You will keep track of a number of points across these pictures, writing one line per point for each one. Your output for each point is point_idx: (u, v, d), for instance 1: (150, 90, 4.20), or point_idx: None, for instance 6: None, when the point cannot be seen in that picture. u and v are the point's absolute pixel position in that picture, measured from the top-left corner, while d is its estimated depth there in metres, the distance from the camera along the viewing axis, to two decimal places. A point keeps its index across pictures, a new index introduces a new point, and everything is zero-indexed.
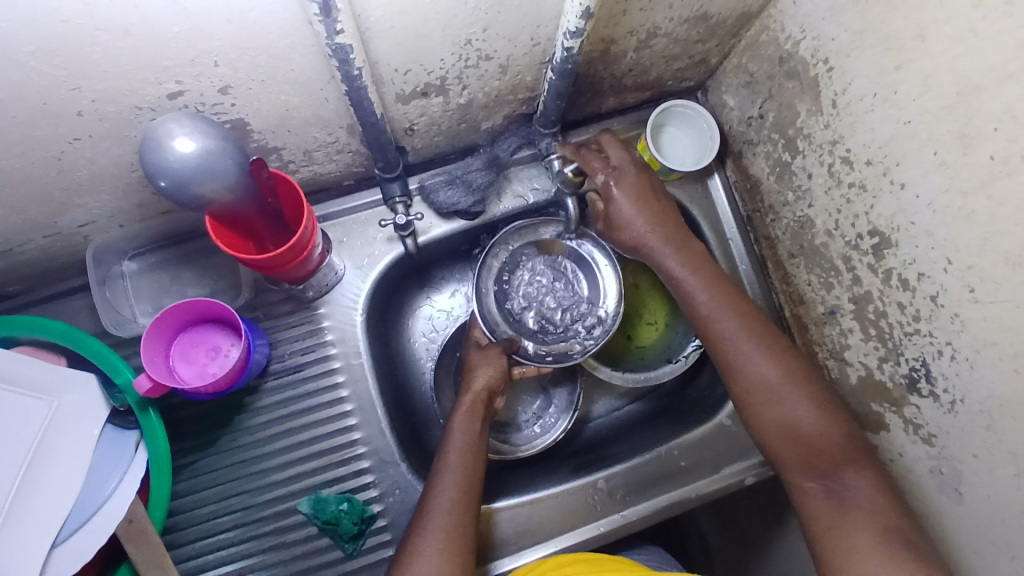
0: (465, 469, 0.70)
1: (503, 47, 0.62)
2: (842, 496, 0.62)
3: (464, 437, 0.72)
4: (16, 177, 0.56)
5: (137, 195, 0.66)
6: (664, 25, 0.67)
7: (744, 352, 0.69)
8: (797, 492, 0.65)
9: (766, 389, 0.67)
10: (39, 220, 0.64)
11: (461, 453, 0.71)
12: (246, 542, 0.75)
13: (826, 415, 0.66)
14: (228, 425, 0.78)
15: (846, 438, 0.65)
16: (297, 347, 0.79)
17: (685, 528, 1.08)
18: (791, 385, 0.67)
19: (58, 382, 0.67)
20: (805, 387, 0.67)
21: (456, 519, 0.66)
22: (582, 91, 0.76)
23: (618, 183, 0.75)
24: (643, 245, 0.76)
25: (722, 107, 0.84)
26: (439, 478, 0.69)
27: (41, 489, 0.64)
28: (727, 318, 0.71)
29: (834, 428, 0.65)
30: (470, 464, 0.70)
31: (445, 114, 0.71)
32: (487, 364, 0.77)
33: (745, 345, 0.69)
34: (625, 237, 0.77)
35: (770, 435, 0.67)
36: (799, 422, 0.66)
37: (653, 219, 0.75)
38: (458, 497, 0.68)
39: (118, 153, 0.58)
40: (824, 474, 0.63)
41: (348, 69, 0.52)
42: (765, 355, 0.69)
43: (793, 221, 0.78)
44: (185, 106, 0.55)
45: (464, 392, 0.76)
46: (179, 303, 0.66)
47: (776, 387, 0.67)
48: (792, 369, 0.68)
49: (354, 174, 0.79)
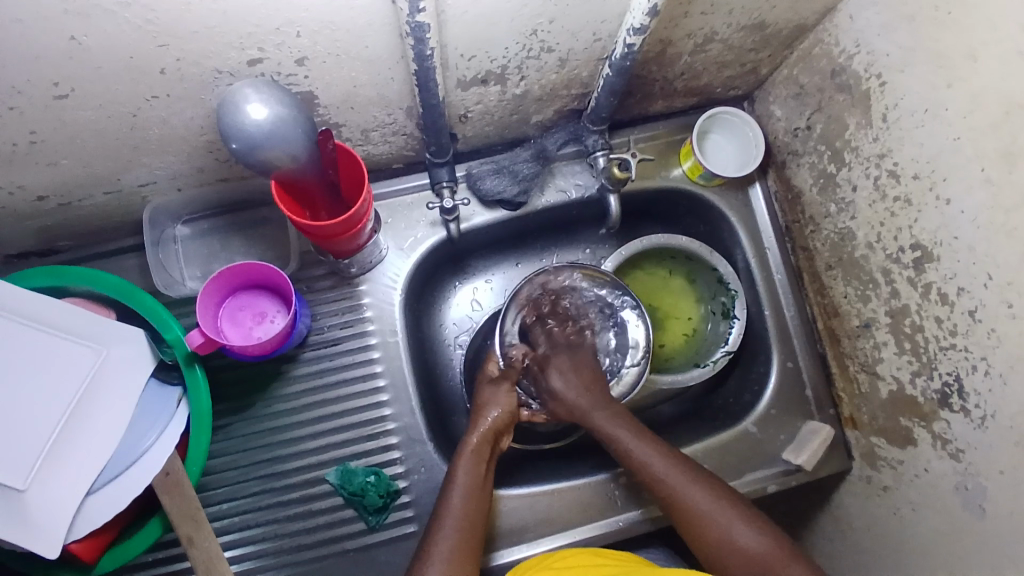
0: (468, 511, 0.67)
1: (566, 40, 0.64)
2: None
3: (468, 477, 0.69)
4: (91, 129, 0.59)
5: (200, 159, 0.69)
6: (720, 31, 0.69)
7: (684, 490, 0.69)
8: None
9: (705, 517, 0.68)
10: (103, 175, 0.67)
11: (468, 492, 0.68)
12: (271, 507, 0.77)
13: (762, 533, 0.66)
14: (264, 391, 0.79)
15: (789, 548, 0.65)
16: (336, 321, 0.81)
17: None
18: (726, 505, 0.68)
19: (100, 335, 0.68)
20: (739, 507, 0.68)
21: (465, 554, 0.64)
22: (633, 92, 0.78)
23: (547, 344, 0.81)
24: (575, 403, 0.76)
25: (768, 117, 0.85)
26: (445, 520, 0.66)
27: (72, 445, 0.65)
28: (662, 465, 0.71)
29: (775, 542, 0.66)
30: (473, 508, 0.67)
31: (499, 104, 0.73)
32: (498, 404, 0.76)
33: (682, 484, 0.70)
34: (562, 399, 0.77)
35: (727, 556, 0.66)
36: (747, 547, 0.65)
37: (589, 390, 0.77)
38: (461, 536, 0.65)
39: (190, 115, 0.61)
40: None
41: (422, 48, 0.54)
42: (700, 485, 0.70)
43: (834, 233, 0.79)
44: (261, 74, 0.57)
45: (470, 436, 0.73)
46: (233, 265, 0.69)
47: (714, 507, 0.68)
48: (722, 492, 0.69)
49: (404, 157, 0.81)
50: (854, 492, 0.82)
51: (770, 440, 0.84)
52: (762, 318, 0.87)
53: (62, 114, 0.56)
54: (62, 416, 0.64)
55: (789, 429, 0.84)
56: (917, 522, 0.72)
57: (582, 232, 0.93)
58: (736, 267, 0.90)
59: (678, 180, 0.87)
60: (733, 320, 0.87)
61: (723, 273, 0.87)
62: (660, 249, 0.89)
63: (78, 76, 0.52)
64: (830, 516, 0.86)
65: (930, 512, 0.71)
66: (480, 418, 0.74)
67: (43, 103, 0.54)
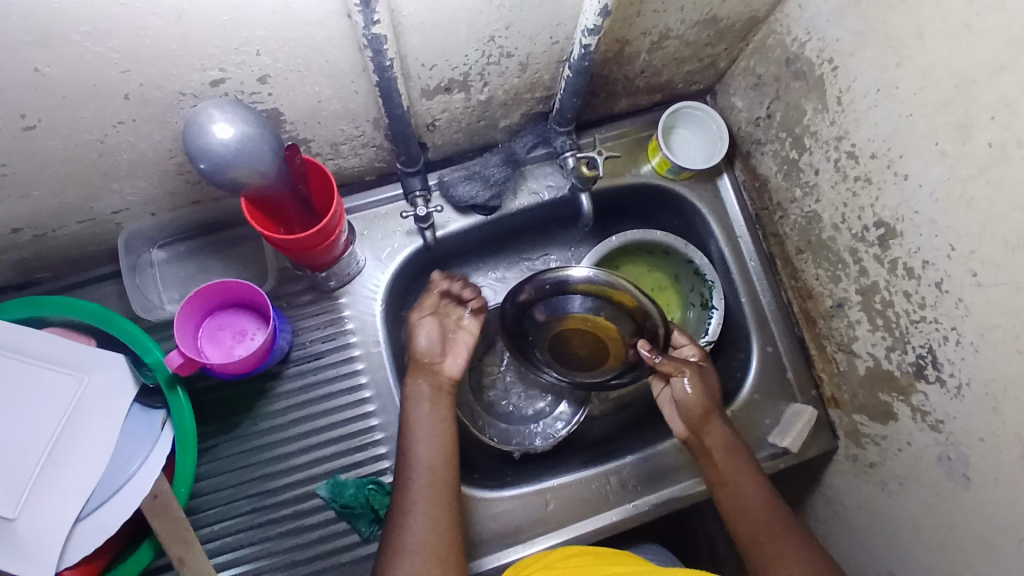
0: (425, 463, 0.69)
1: (524, 44, 0.65)
2: (774, 543, 0.67)
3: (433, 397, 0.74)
4: (60, 158, 0.59)
5: (172, 182, 0.70)
6: (675, 27, 0.71)
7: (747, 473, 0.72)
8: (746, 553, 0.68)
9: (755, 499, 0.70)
10: (76, 204, 0.67)
11: (423, 447, 0.70)
12: (265, 525, 0.77)
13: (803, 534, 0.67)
14: (251, 410, 0.80)
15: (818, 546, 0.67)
16: (319, 335, 0.81)
17: (694, 539, 1.00)
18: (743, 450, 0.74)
19: (80, 362, 0.68)
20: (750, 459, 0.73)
21: (438, 495, 0.68)
22: (596, 91, 0.79)
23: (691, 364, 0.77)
24: (712, 397, 0.75)
25: (730, 109, 0.87)
26: (411, 477, 0.68)
27: (58, 475, 0.65)
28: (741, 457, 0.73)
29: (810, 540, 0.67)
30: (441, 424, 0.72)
31: (465, 110, 0.74)
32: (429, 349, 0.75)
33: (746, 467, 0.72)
34: (699, 396, 0.74)
35: (722, 497, 0.71)
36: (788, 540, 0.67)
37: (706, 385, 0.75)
38: (428, 488, 0.68)
39: (158, 138, 0.62)
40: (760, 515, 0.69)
41: (381, 59, 0.56)
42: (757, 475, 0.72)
43: (801, 217, 0.81)
44: (225, 94, 0.58)
45: (416, 386, 0.74)
46: (211, 283, 0.69)
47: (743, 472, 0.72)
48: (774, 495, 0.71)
49: (377, 169, 0.82)
50: (842, 472, 0.83)
51: (756, 426, 0.85)
52: (740, 306, 0.89)
53: (31, 144, 0.56)
54: (47, 446, 0.64)
55: (774, 414, 0.85)
56: (905, 496, 0.74)
57: (558, 233, 0.94)
58: (711, 258, 0.92)
59: (648, 175, 0.88)
60: (712, 310, 0.88)
61: (699, 265, 0.88)
62: (634, 244, 0.91)
63: (45, 106, 0.53)
64: (821, 498, 0.87)
65: (916, 484, 0.72)
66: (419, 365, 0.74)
67: (12, 135, 0.54)
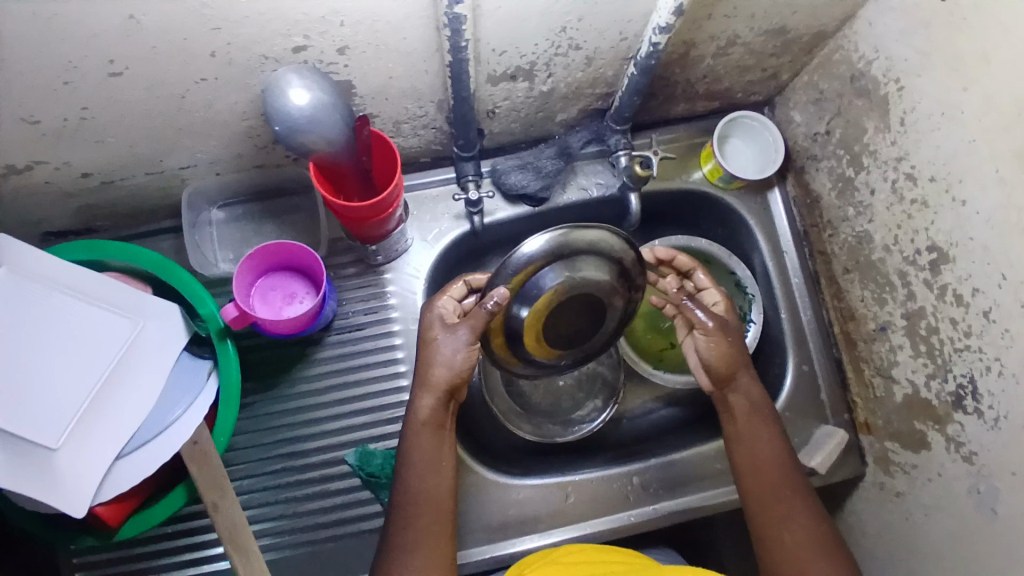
0: (418, 494, 0.66)
1: (593, 39, 0.66)
2: (780, 506, 0.67)
3: (423, 422, 0.67)
4: (140, 108, 0.62)
5: (240, 145, 0.72)
6: (742, 34, 0.72)
7: (765, 441, 0.71)
8: (748, 506, 0.69)
9: (770, 469, 0.69)
10: (148, 156, 0.71)
11: (417, 476, 0.66)
12: (292, 485, 0.79)
13: (816, 520, 0.67)
14: (288, 373, 0.82)
15: (831, 535, 0.66)
16: (360, 307, 0.83)
17: (706, 552, 0.99)
18: (765, 422, 0.72)
19: (137, 309, 0.70)
20: (776, 432, 0.72)
21: (428, 530, 0.65)
22: (656, 94, 0.80)
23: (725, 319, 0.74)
24: (740, 355, 0.73)
25: (788, 123, 0.87)
26: (403, 508, 0.66)
27: (102, 413, 0.67)
28: (762, 428, 0.71)
29: (825, 530, 0.66)
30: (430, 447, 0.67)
31: (526, 100, 0.75)
32: (448, 365, 0.66)
33: (765, 436, 0.71)
34: (723, 350, 0.72)
35: (739, 454, 0.72)
36: (796, 523, 0.66)
37: (734, 342, 0.73)
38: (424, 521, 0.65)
39: (234, 99, 0.64)
40: (774, 487, 0.68)
41: (457, 40, 0.57)
42: (779, 444, 0.71)
43: (852, 236, 0.81)
44: (305, 62, 0.60)
45: (415, 406, 0.68)
46: (272, 243, 0.72)
47: (758, 443, 0.71)
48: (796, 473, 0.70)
49: (433, 151, 0.84)
50: (867, 498, 0.83)
51: None
52: (779, 321, 0.88)
53: (117, 91, 0.59)
54: (97, 385, 0.66)
55: (803, 433, 0.84)
56: (930, 528, 0.73)
57: None
58: (754, 271, 0.91)
59: (698, 182, 0.88)
60: (749, 323, 0.88)
61: (740, 277, 0.89)
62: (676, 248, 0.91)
63: (133, 55, 0.55)
64: (842, 524, 0.86)
65: (941, 515, 0.71)
66: (429, 384, 0.67)
67: (98, 80, 0.57)
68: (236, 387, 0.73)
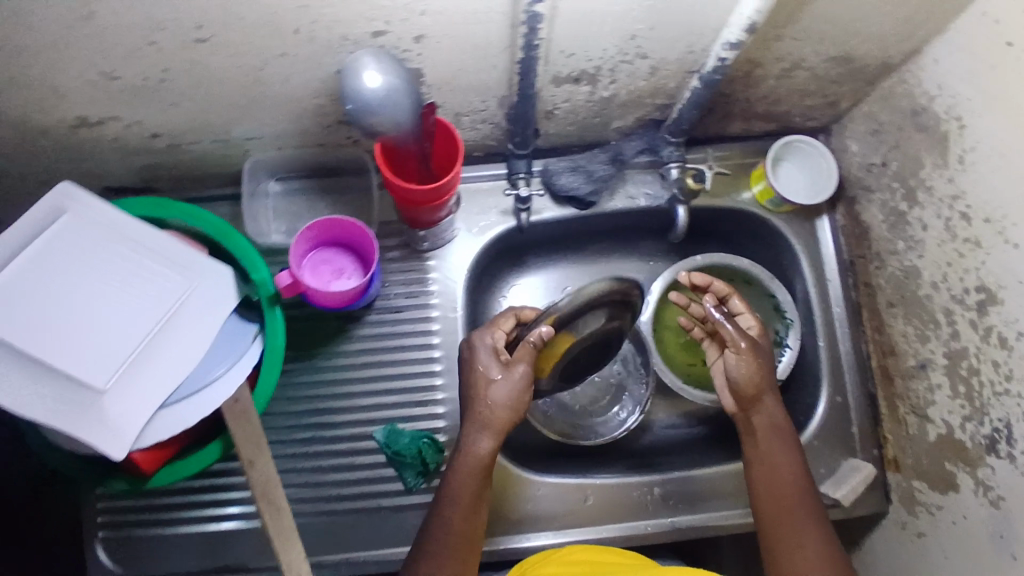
0: (454, 530, 0.67)
1: (661, 49, 0.67)
2: (792, 525, 0.68)
3: (472, 461, 0.69)
4: (219, 77, 0.65)
5: (306, 121, 0.75)
6: (808, 58, 0.72)
7: (782, 457, 0.71)
8: (760, 525, 0.70)
9: (782, 485, 0.70)
10: (219, 124, 0.74)
11: (457, 514, 0.68)
12: (320, 456, 0.81)
13: (826, 542, 0.66)
14: (327, 347, 0.84)
15: (840, 560, 0.65)
16: (403, 291, 0.86)
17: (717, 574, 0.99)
18: (783, 440, 0.72)
19: (193, 267, 0.73)
20: (794, 452, 0.72)
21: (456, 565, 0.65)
22: (714, 109, 0.81)
23: (761, 344, 0.75)
24: (767, 375, 0.74)
25: (844, 151, 0.87)
26: (437, 540, 0.67)
27: (149, 362, 0.69)
28: (782, 445, 0.72)
29: (834, 554, 0.65)
30: (473, 488, 0.69)
31: (586, 104, 0.77)
32: (508, 406, 0.69)
33: (781, 453, 0.71)
34: (754, 371, 0.74)
35: (756, 476, 0.72)
36: (804, 544, 0.66)
37: (770, 368, 0.75)
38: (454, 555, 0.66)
39: (309, 76, 0.67)
40: (787, 506, 0.69)
41: (533, 37, 0.59)
42: (795, 461, 0.71)
43: (899, 270, 0.80)
44: (383, 46, 0.63)
45: (472, 446, 0.70)
46: (327, 218, 0.74)
47: (775, 458, 0.71)
48: (808, 493, 0.70)
49: (489, 146, 0.86)
50: (889, 536, 0.82)
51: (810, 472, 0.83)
52: (815, 349, 0.88)
53: (202, 58, 0.62)
54: (149, 334, 0.68)
55: (829, 463, 0.84)
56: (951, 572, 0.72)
57: (642, 242, 0.96)
58: (794, 296, 0.91)
59: (748, 202, 0.88)
60: (784, 348, 0.88)
61: (781, 301, 0.88)
62: (717, 266, 0.91)
63: (222, 24, 0.58)
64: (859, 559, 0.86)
65: (963, 559, 0.71)
66: (488, 425, 0.69)
67: (185, 45, 0.60)
68: (280, 351, 0.76)
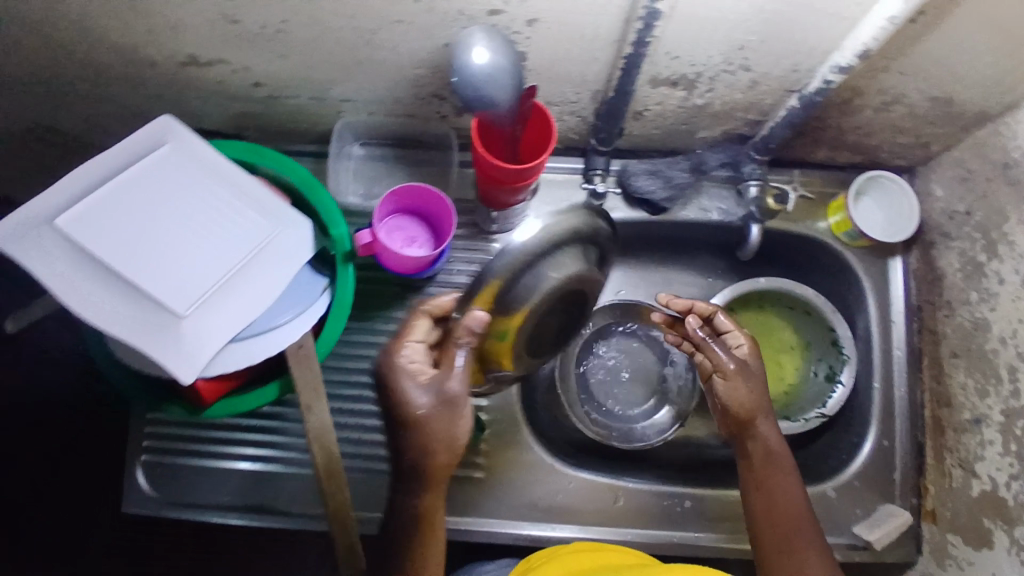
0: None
1: (766, 64, 0.68)
2: (792, 552, 0.66)
3: (418, 510, 0.64)
4: (331, 36, 0.67)
5: (402, 90, 0.77)
6: (909, 95, 0.71)
7: (782, 482, 0.70)
8: (758, 554, 0.68)
9: (781, 511, 0.68)
10: (320, 81, 0.76)
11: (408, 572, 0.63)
12: (364, 415, 0.84)
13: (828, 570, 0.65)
14: (384, 311, 0.86)
15: None
16: (465, 268, 0.87)
17: None
18: (784, 466, 0.71)
19: (277, 213, 0.75)
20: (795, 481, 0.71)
21: None
22: (804, 133, 0.81)
23: (749, 366, 0.75)
24: (763, 400, 0.74)
25: (927, 194, 0.86)
26: None
27: (227, 298, 0.71)
28: (781, 471, 0.71)
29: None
30: (424, 541, 0.63)
31: (677, 110, 0.77)
32: (448, 444, 0.63)
33: (783, 477, 0.71)
34: (744, 394, 0.74)
35: (754, 503, 0.70)
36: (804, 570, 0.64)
37: (761, 391, 0.74)
38: None
39: (416, 46, 0.68)
40: (787, 532, 0.67)
41: (647, 34, 0.60)
42: (794, 490, 0.70)
43: (968, 321, 0.79)
44: (496, 26, 0.64)
45: (414, 497, 0.64)
46: (413, 185, 0.77)
47: (773, 483, 0.70)
48: (809, 522, 0.68)
49: (570, 139, 0.87)
50: None
51: (845, 511, 0.82)
52: (869, 389, 0.86)
53: (320, 15, 0.64)
54: (230, 270, 0.71)
55: (865, 505, 0.83)
56: None
57: (705, 256, 0.96)
58: (853, 332, 0.90)
59: (822, 232, 0.88)
60: (837, 384, 0.87)
61: (840, 336, 0.87)
62: (778, 291, 0.90)
63: None
64: None
65: None
66: (428, 476, 0.63)
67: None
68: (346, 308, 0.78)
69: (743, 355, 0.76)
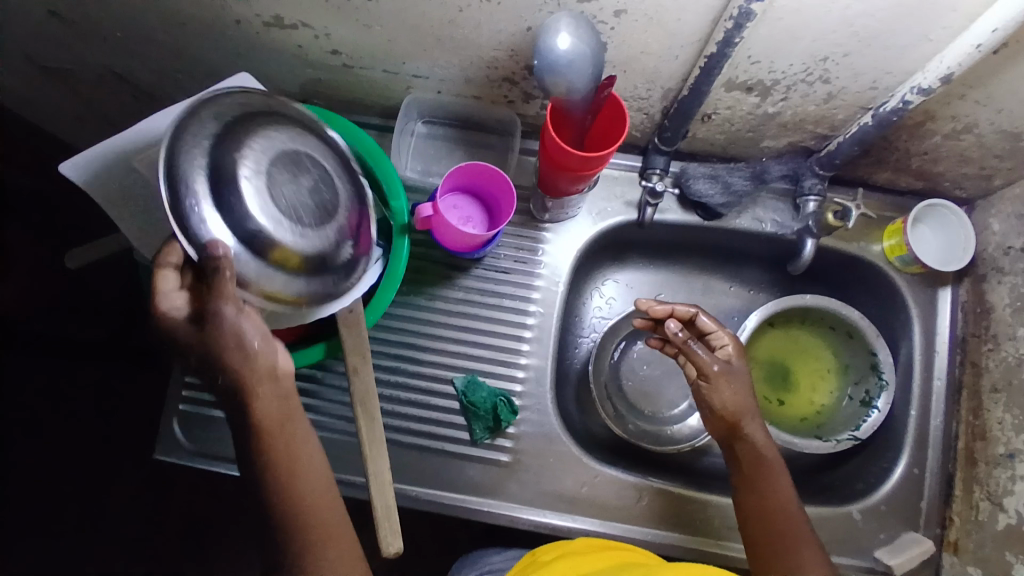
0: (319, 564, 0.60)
1: (845, 78, 0.68)
2: (787, 550, 0.68)
3: (294, 489, 0.59)
4: (417, 10, 0.68)
5: (475, 70, 0.78)
6: (983, 125, 0.71)
7: (776, 477, 0.71)
8: (754, 551, 0.70)
9: (776, 509, 0.70)
10: (396, 54, 0.77)
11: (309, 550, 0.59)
12: (398, 387, 0.84)
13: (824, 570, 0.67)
14: (428, 287, 0.87)
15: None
16: (511, 254, 0.88)
17: None
18: (775, 461, 0.72)
19: None
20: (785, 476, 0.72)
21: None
22: (869, 152, 0.81)
23: (737, 365, 0.74)
24: (750, 400, 0.73)
25: (983, 227, 0.85)
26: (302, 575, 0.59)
27: None
28: (771, 466, 0.71)
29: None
30: (316, 517, 0.60)
31: (745, 116, 0.77)
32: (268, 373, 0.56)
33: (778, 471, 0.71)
34: (731, 395, 0.72)
35: (746, 500, 0.71)
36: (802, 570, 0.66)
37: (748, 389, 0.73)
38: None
39: (499, 27, 0.69)
40: (783, 531, 0.69)
41: (734, 34, 0.60)
42: (787, 485, 0.71)
43: (1013, 356, 0.79)
44: (584, 12, 0.64)
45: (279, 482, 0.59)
46: (476, 165, 0.77)
47: (764, 479, 0.71)
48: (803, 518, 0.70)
49: (631, 137, 0.87)
50: None
51: (869, 534, 0.82)
52: (905, 417, 0.86)
53: None
54: None
55: (890, 530, 0.82)
56: None
57: (750, 268, 0.96)
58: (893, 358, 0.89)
59: (874, 254, 0.87)
60: (873, 409, 0.86)
61: (880, 360, 0.86)
62: (821, 310, 0.90)
63: None
64: None
65: None
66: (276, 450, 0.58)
67: None
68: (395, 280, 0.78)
69: (729, 357, 0.74)
